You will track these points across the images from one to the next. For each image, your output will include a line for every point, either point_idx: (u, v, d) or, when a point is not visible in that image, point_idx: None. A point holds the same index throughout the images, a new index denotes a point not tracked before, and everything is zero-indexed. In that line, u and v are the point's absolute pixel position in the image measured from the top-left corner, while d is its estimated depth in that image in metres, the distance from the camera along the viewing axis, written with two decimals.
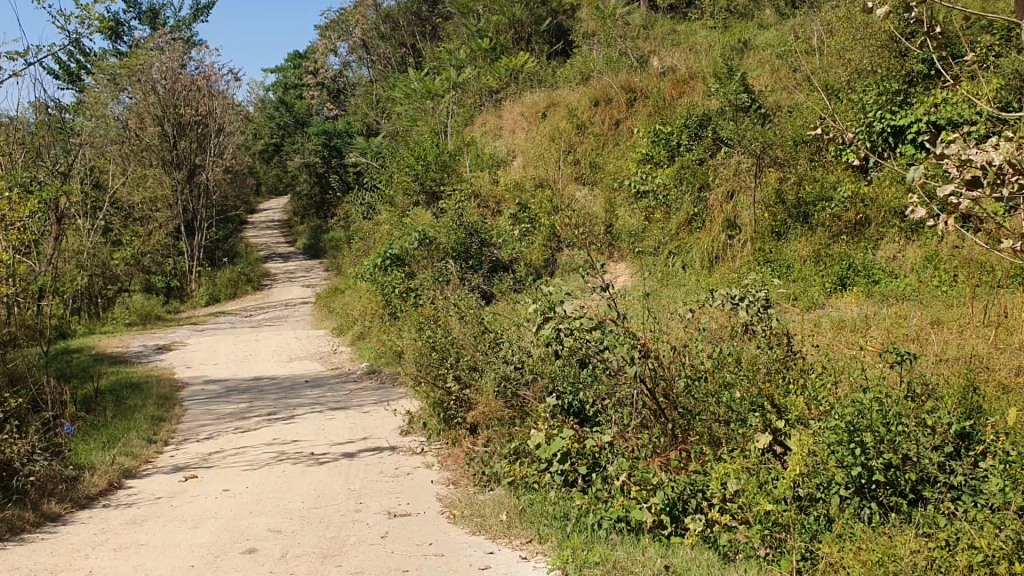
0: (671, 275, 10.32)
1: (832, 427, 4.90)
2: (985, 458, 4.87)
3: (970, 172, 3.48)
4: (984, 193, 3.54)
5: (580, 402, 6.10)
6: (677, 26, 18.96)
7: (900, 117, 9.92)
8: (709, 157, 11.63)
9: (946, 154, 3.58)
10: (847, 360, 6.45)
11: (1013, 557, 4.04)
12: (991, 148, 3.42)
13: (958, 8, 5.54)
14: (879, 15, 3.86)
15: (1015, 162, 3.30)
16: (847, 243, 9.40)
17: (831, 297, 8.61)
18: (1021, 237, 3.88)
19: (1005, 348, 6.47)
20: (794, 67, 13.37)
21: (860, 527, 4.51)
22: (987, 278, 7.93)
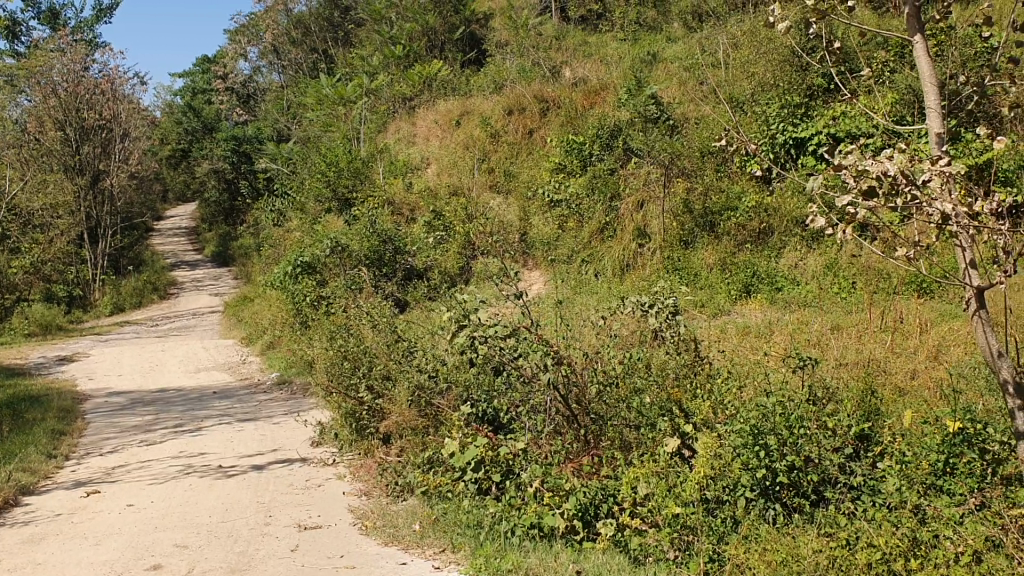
0: (584, 282, 10.37)
1: (738, 430, 5.02)
2: (883, 459, 5.06)
3: (865, 182, 3.60)
4: (879, 202, 3.67)
5: (494, 410, 6.11)
6: (588, 37, 19.26)
7: (801, 129, 10.28)
8: (620, 166, 11.80)
9: (844, 165, 3.66)
10: (752, 366, 6.62)
11: (910, 555, 4.21)
12: (885, 159, 3.55)
13: (854, 25, 5.73)
14: (780, 29, 3.95)
15: (906, 173, 3.47)
16: (751, 251, 9.72)
17: (737, 305, 8.82)
18: (914, 245, 4.03)
19: (900, 352, 6.74)
20: (701, 80, 13.72)
21: (765, 529, 4.62)
22: (884, 285, 8.31)
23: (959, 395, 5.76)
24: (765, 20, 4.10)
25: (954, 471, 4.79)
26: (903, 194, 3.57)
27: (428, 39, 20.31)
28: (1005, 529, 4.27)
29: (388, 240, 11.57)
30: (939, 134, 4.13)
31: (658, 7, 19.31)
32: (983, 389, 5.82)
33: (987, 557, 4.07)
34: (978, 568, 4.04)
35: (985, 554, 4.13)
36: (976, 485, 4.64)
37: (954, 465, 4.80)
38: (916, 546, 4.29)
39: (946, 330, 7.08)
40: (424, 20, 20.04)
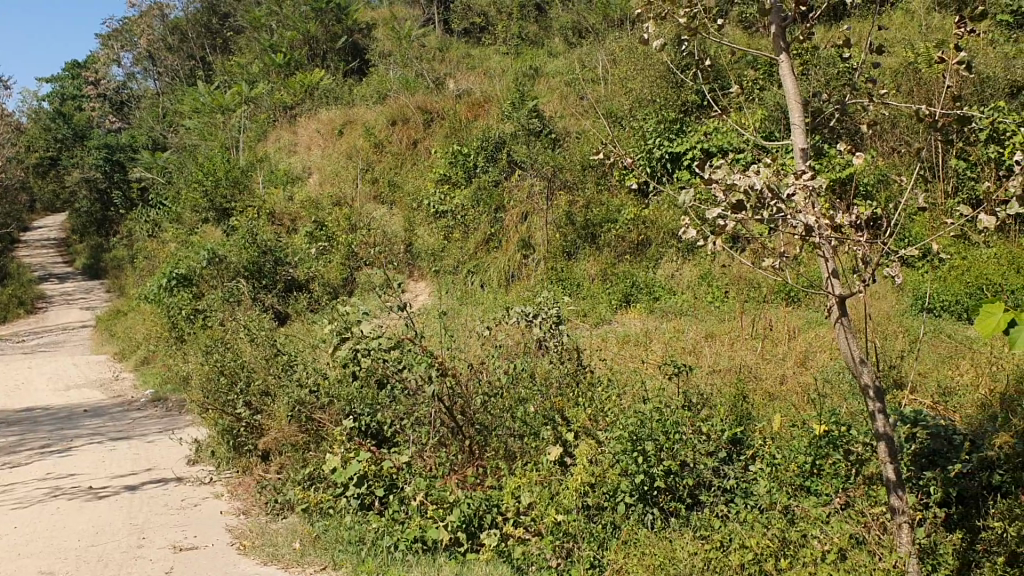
0: (469, 292, 10.35)
1: (617, 437, 5.12)
2: (755, 462, 5.23)
3: (734, 196, 3.73)
4: (747, 214, 3.80)
5: (377, 423, 6.07)
6: (471, 50, 19.45)
7: (677, 144, 10.60)
8: (504, 178, 11.90)
9: (714, 179, 3.79)
10: (630, 373, 6.77)
11: (780, 554, 4.37)
12: (752, 173, 3.69)
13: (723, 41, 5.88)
14: (654, 47, 4.02)
15: (773, 186, 3.62)
16: (630, 262, 9.96)
17: (618, 314, 8.99)
18: (780, 254, 4.19)
19: (771, 358, 7.01)
20: (581, 94, 14.01)
21: (643, 533, 4.71)
22: (755, 294, 8.70)
23: (825, 398, 6.02)
24: (639, 37, 4.18)
25: (821, 472, 5.03)
26: (769, 208, 3.72)
27: (310, 48, 20.07)
28: (867, 527, 4.54)
29: (268, 250, 11.30)
30: (803, 149, 4.31)
31: (539, 22, 19.67)
32: (846, 394, 6.11)
33: (851, 554, 4.27)
34: (843, 565, 4.22)
35: (848, 552, 4.33)
36: (840, 486, 4.90)
37: (821, 466, 5.03)
38: (786, 545, 4.46)
39: (812, 337, 7.42)
40: (306, 29, 19.77)
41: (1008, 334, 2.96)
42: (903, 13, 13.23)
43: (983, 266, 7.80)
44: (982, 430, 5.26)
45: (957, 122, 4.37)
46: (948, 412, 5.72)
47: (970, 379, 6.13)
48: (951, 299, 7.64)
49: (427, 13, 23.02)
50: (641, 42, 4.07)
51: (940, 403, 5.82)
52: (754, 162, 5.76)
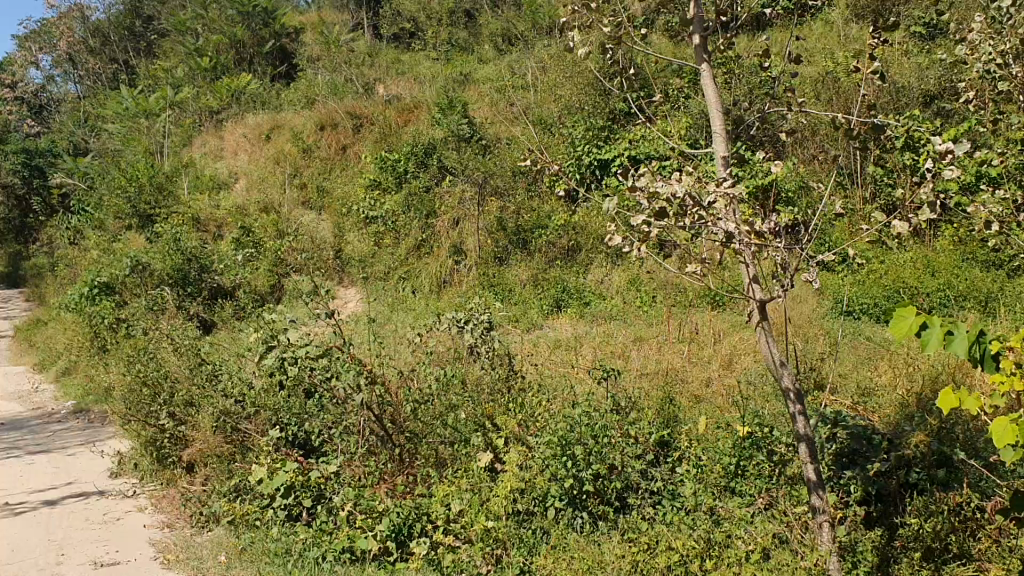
0: (400, 298, 10.28)
1: (547, 442, 5.17)
2: (682, 463, 5.30)
3: (657, 204, 3.73)
4: (670, 220, 3.82)
5: (304, 433, 5.98)
6: (401, 56, 19.41)
7: (605, 151, 10.69)
8: (435, 184, 11.87)
9: (638, 187, 3.80)
10: (559, 378, 6.80)
11: (705, 555, 4.40)
12: (675, 181, 3.72)
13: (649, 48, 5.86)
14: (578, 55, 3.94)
15: (695, 194, 3.69)
16: (561, 268, 10.02)
17: (549, 319, 9.02)
18: (703, 260, 4.22)
19: (697, 361, 7.11)
20: (512, 100, 14.11)
21: (572, 538, 4.72)
22: (682, 298, 8.82)
23: (749, 400, 6.13)
24: (564, 44, 4.17)
25: (745, 473, 5.10)
26: (691, 215, 3.75)
27: (237, 53, 19.76)
28: (791, 527, 4.57)
29: (193, 258, 10.93)
30: (725, 157, 4.36)
31: (469, 28, 19.74)
32: (769, 395, 6.22)
33: (774, 553, 4.36)
34: (767, 565, 4.27)
35: (771, 551, 4.41)
36: (764, 487, 4.98)
37: (745, 467, 5.11)
38: (712, 546, 4.49)
39: (736, 339, 7.58)
40: (232, 32, 19.48)
41: (919, 335, 3.05)
42: (822, 24, 13.63)
43: (900, 269, 8.04)
44: (899, 430, 5.40)
45: (871, 130, 4.49)
46: (867, 412, 5.87)
47: (888, 379, 6.31)
48: (870, 301, 7.84)
49: (356, 18, 22.90)
50: (566, 49, 4.06)
51: (860, 403, 5.97)
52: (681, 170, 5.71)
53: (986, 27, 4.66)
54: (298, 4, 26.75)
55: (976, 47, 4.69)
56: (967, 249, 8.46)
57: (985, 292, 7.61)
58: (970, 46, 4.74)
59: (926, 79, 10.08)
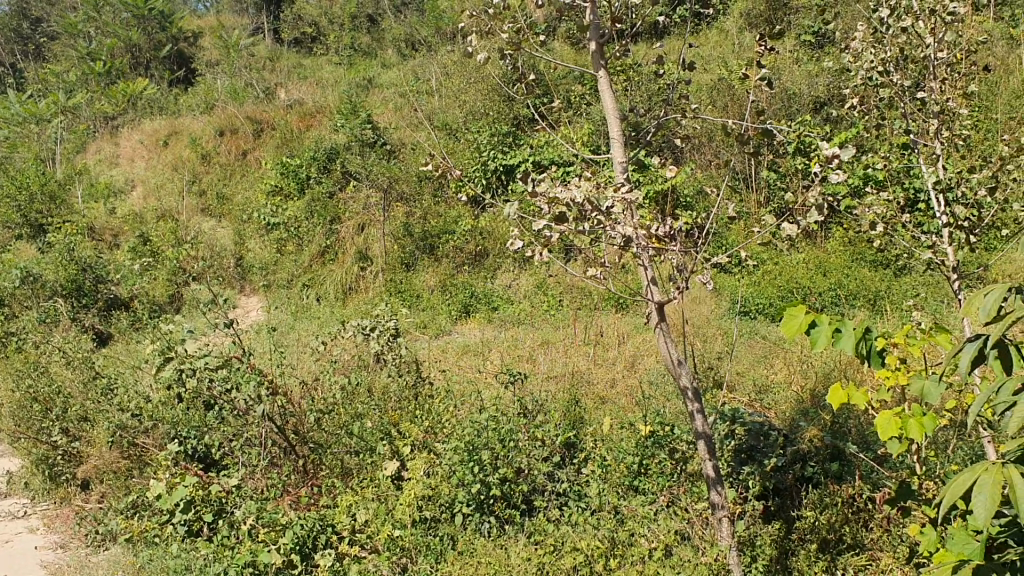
0: (304, 305, 10.00)
1: (454, 448, 5.19)
2: (587, 463, 5.37)
3: (557, 208, 3.72)
4: (569, 225, 3.82)
5: (204, 446, 5.84)
6: (303, 61, 19.26)
7: (510, 156, 10.78)
8: (338, 190, 11.89)
9: (537, 191, 3.80)
10: (467, 383, 6.81)
11: (609, 555, 4.38)
12: (574, 186, 3.70)
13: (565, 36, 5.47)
14: (479, 59, 3.91)
15: (594, 197, 3.69)
16: (469, 273, 10.05)
17: (457, 325, 8.96)
18: (601, 264, 4.25)
19: (602, 364, 7.20)
20: (415, 105, 14.24)
21: (479, 542, 4.68)
22: (587, 302, 8.97)
23: (651, 400, 6.22)
24: (463, 49, 4.12)
25: (648, 472, 5.21)
26: (590, 219, 3.77)
27: (132, 56, 19.22)
28: (691, 523, 4.66)
29: (88, 268, 10.57)
30: (623, 162, 4.42)
31: (372, 33, 19.69)
32: (670, 396, 6.34)
33: (676, 550, 4.37)
34: (670, 560, 4.31)
35: (674, 548, 4.42)
36: (666, 483, 5.07)
37: (647, 466, 5.22)
38: (616, 545, 4.47)
39: (639, 341, 7.72)
40: (127, 36, 18.93)
41: (809, 333, 3.13)
42: (717, 32, 14.16)
43: (793, 272, 8.36)
44: (795, 427, 5.56)
45: (762, 135, 4.61)
46: (765, 409, 6.02)
47: (783, 377, 6.49)
48: (765, 301, 8.05)
49: (257, 22, 22.55)
50: (464, 53, 4.01)
51: (757, 400, 6.13)
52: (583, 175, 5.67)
53: (868, 36, 4.83)
54: (195, 8, 26.15)
55: (858, 55, 4.86)
56: (856, 250, 8.79)
57: (873, 291, 7.91)
58: (853, 54, 4.90)
59: (815, 86, 10.48)
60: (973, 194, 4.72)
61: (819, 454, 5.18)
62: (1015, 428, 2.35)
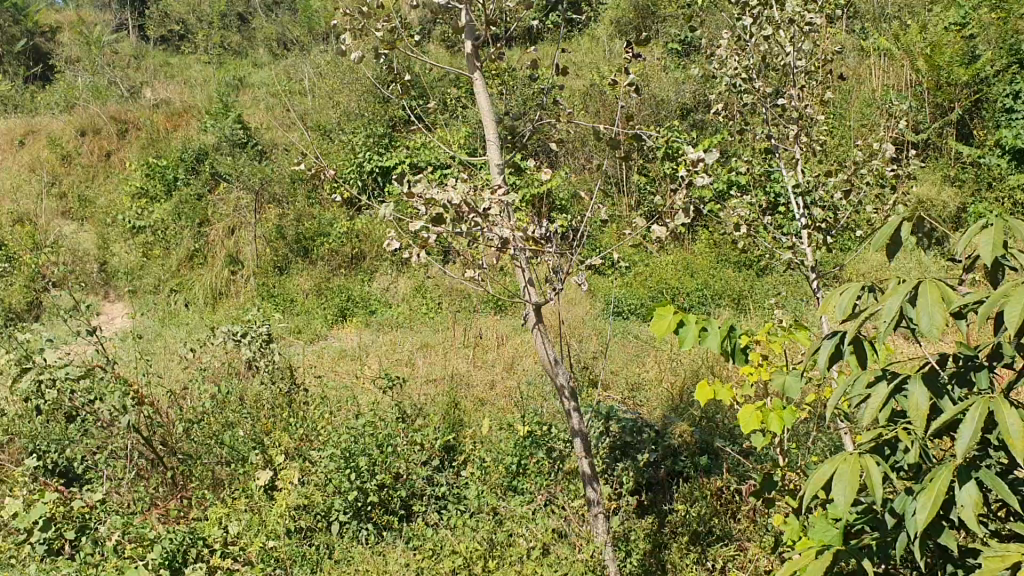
0: (172, 311, 9.53)
1: (330, 456, 5.08)
2: (465, 466, 5.38)
3: (434, 210, 3.68)
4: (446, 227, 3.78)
5: (65, 460, 5.46)
6: (170, 59, 18.73)
7: (386, 158, 10.71)
8: (207, 191, 11.69)
9: (414, 191, 3.71)
10: (343, 389, 6.69)
11: (488, 556, 4.28)
12: (450, 188, 3.66)
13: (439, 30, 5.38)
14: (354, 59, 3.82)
15: (470, 199, 3.67)
16: (345, 276, 9.93)
17: (333, 328, 8.80)
18: (482, 265, 4.18)
19: (481, 366, 7.21)
20: (288, 106, 14.14)
21: (357, 550, 4.63)
22: (466, 304, 8.99)
23: (529, 401, 6.27)
24: (336, 47, 4.04)
25: (526, 471, 5.22)
26: (467, 220, 3.74)
27: None
28: (569, 520, 4.66)
29: None
30: (499, 165, 4.40)
31: (242, 33, 19.41)
32: (547, 395, 6.41)
33: (554, 548, 4.35)
34: (547, 558, 4.31)
35: (551, 546, 4.42)
36: (544, 483, 5.08)
37: (525, 465, 5.23)
38: (494, 547, 4.44)
39: (518, 343, 7.78)
40: None
41: (678, 332, 3.21)
42: (589, 38, 14.52)
43: (663, 273, 8.59)
44: (665, 423, 5.72)
45: (632, 139, 4.69)
46: (636, 406, 6.16)
47: (654, 375, 6.67)
48: (637, 302, 8.25)
49: (120, 18, 21.70)
50: (337, 52, 3.94)
51: (630, 398, 6.26)
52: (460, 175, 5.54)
53: (732, 44, 4.99)
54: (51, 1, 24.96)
55: (723, 62, 5.02)
56: (722, 251, 9.13)
57: (737, 291, 8.23)
58: (718, 61, 5.06)
59: (683, 93, 10.82)
60: (830, 197, 4.95)
61: (688, 449, 5.34)
62: (869, 419, 2.47)
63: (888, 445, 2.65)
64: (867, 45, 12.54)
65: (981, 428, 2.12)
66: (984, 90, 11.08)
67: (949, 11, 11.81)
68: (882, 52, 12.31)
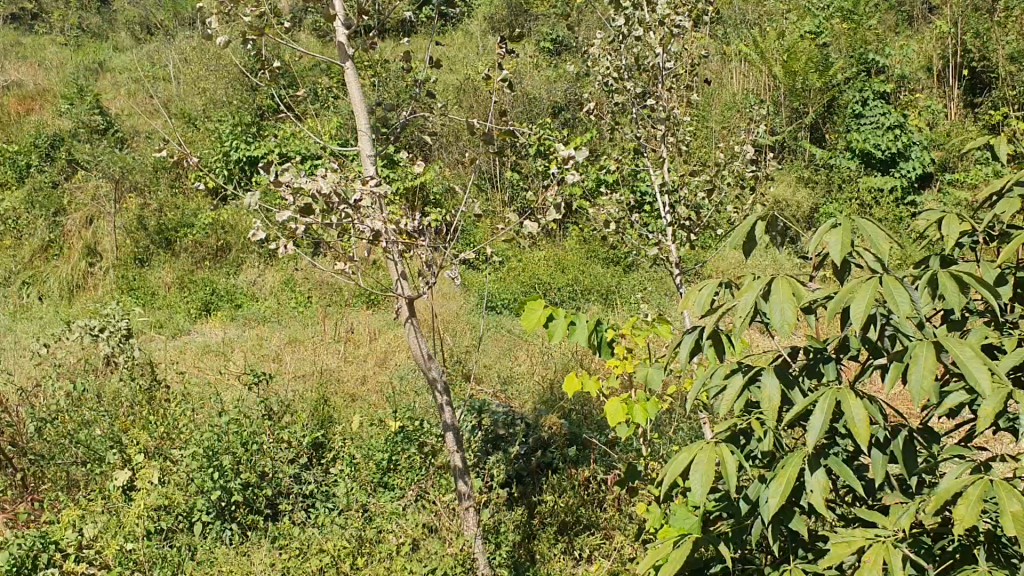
0: (24, 304, 9.02)
1: (192, 454, 4.92)
2: (334, 463, 5.30)
3: (302, 199, 3.60)
4: (315, 217, 3.70)
5: None
6: (22, 38, 17.80)
7: (255, 147, 10.45)
8: (63, 179, 11.15)
9: (282, 181, 3.61)
10: (206, 385, 6.50)
11: (355, 553, 4.24)
12: (320, 178, 3.60)
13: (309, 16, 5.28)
14: (222, 44, 3.70)
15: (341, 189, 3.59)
16: (209, 269, 9.66)
17: (196, 323, 8.48)
18: (352, 258, 4.10)
19: (352, 361, 7.12)
20: (151, 92, 13.67)
21: (220, 550, 4.46)
22: (337, 298, 8.89)
23: (400, 396, 6.24)
24: (200, 31, 3.87)
25: (396, 467, 5.19)
26: (336, 212, 3.68)
27: None
28: (439, 515, 4.63)
29: None
30: (372, 156, 4.31)
31: (102, 15, 18.68)
32: (419, 390, 6.40)
33: (423, 543, 4.31)
34: (418, 553, 4.24)
35: (421, 541, 4.38)
36: (414, 478, 5.06)
37: (396, 461, 5.20)
38: (364, 544, 4.37)
39: (390, 337, 7.73)
40: None
41: (546, 325, 3.25)
42: (463, 34, 14.65)
43: (534, 268, 8.68)
44: (537, 416, 5.81)
45: (505, 135, 4.71)
46: (507, 399, 6.22)
47: (526, 368, 6.75)
48: (510, 296, 8.34)
49: None
50: (201, 35, 3.79)
51: (501, 391, 6.32)
52: (330, 166, 5.43)
53: (605, 44, 5.08)
54: None
55: (595, 61, 5.12)
56: (591, 248, 9.32)
57: (606, 287, 8.41)
58: (590, 60, 5.14)
59: (554, 92, 11.00)
60: (694, 196, 5.13)
61: (558, 441, 5.45)
62: (725, 410, 2.56)
63: (743, 435, 2.76)
64: (730, 50, 13.04)
65: (828, 417, 2.23)
66: (836, 96, 11.68)
67: (803, 21, 12.40)
68: (743, 58, 12.82)
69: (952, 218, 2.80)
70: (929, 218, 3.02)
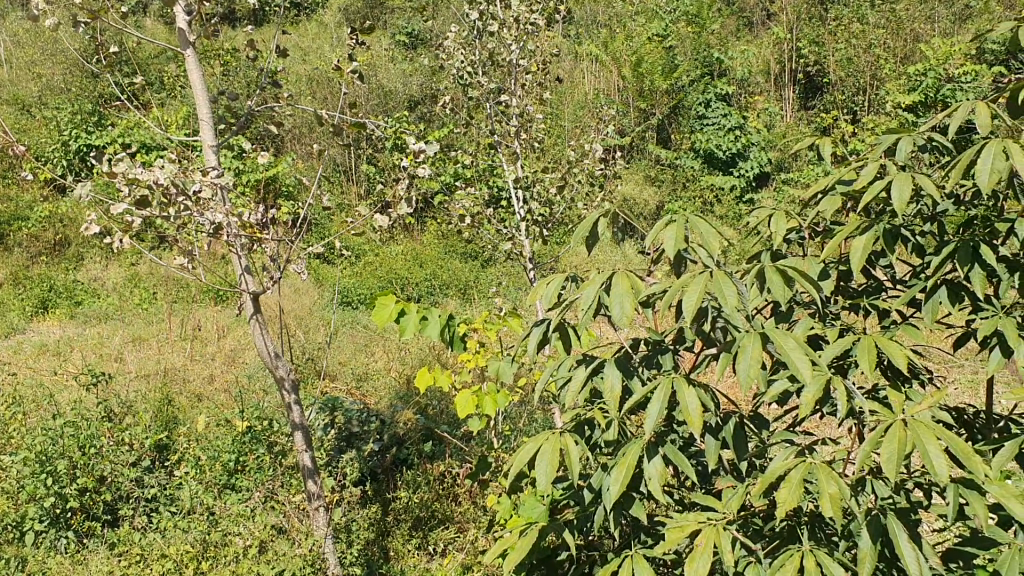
0: None
1: (23, 460, 4.63)
2: (179, 465, 5.10)
3: (138, 190, 3.38)
4: (152, 209, 3.50)
5: None
6: None
7: (96, 137, 9.99)
8: None
9: (115, 169, 3.38)
10: (39, 387, 6.15)
11: (200, 558, 4.10)
12: (157, 169, 3.39)
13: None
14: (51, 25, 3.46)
15: (180, 181, 3.42)
16: (46, 264, 9.16)
17: (32, 322, 8.00)
18: (193, 252, 3.93)
19: (200, 359, 6.89)
20: None
21: (54, 560, 4.21)
22: (183, 294, 8.63)
23: (250, 395, 6.09)
24: (26, 12, 3.62)
25: (245, 468, 5.04)
26: (175, 204, 3.49)
27: None
28: (288, 516, 4.51)
29: None
30: (214, 146, 4.11)
31: None
32: (269, 387, 6.27)
33: (272, 544, 4.18)
34: (265, 554, 4.13)
35: (269, 542, 4.25)
36: (263, 479, 4.92)
37: (244, 462, 5.05)
38: (209, 548, 4.22)
39: (240, 334, 7.55)
40: None
41: (398, 320, 3.19)
42: (315, 24, 14.47)
43: (391, 263, 8.64)
44: (392, 411, 5.74)
45: (356, 128, 4.63)
46: (362, 395, 6.18)
47: (382, 364, 6.72)
48: (365, 291, 8.25)
49: None
50: (26, 14, 3.52)
51: (355, 388, 6.27)
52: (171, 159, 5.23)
53: (460, 38, 5.05)
54: None
55: (450, 55, 5.08)
56: (447, 242, 9.37)
57: (461, 282, 8.45)
58: (445, 54, 5.11)
59: (409, 85, 10.98)
60: (546, 193, 5.20)
61: (413, 436, 5.45)
62: (569, 400, 2.59)
63: (587, 425, 2.79)
64: (582, 49, 13.32)
65: (664, 406, 2.28)
66: (683, 97, 12.11)
67: (651, 22, 12.77)
68: (595, 58, 13.14)
69: (781, 214, 2.93)
70: (763, 214, 3.15)
